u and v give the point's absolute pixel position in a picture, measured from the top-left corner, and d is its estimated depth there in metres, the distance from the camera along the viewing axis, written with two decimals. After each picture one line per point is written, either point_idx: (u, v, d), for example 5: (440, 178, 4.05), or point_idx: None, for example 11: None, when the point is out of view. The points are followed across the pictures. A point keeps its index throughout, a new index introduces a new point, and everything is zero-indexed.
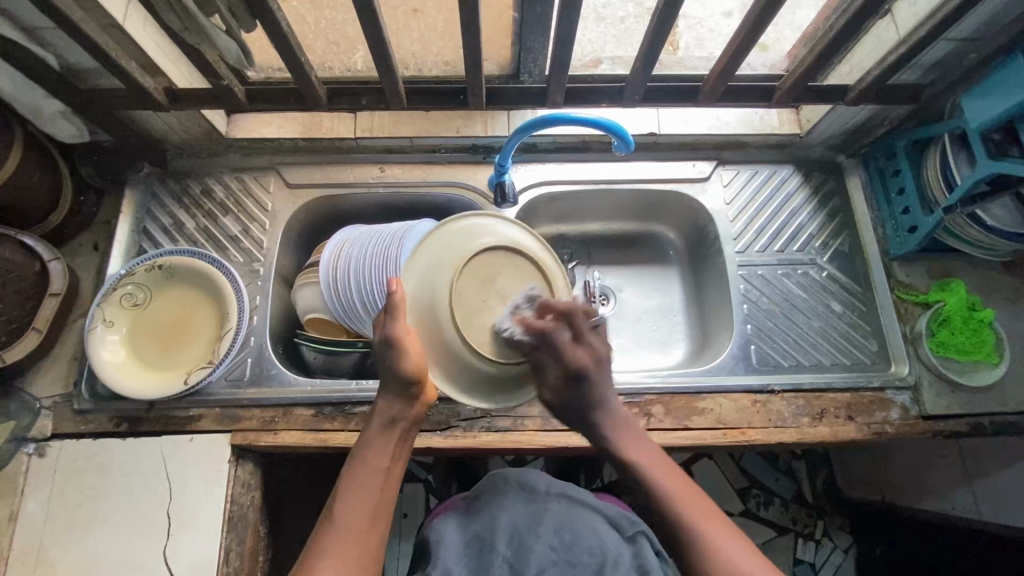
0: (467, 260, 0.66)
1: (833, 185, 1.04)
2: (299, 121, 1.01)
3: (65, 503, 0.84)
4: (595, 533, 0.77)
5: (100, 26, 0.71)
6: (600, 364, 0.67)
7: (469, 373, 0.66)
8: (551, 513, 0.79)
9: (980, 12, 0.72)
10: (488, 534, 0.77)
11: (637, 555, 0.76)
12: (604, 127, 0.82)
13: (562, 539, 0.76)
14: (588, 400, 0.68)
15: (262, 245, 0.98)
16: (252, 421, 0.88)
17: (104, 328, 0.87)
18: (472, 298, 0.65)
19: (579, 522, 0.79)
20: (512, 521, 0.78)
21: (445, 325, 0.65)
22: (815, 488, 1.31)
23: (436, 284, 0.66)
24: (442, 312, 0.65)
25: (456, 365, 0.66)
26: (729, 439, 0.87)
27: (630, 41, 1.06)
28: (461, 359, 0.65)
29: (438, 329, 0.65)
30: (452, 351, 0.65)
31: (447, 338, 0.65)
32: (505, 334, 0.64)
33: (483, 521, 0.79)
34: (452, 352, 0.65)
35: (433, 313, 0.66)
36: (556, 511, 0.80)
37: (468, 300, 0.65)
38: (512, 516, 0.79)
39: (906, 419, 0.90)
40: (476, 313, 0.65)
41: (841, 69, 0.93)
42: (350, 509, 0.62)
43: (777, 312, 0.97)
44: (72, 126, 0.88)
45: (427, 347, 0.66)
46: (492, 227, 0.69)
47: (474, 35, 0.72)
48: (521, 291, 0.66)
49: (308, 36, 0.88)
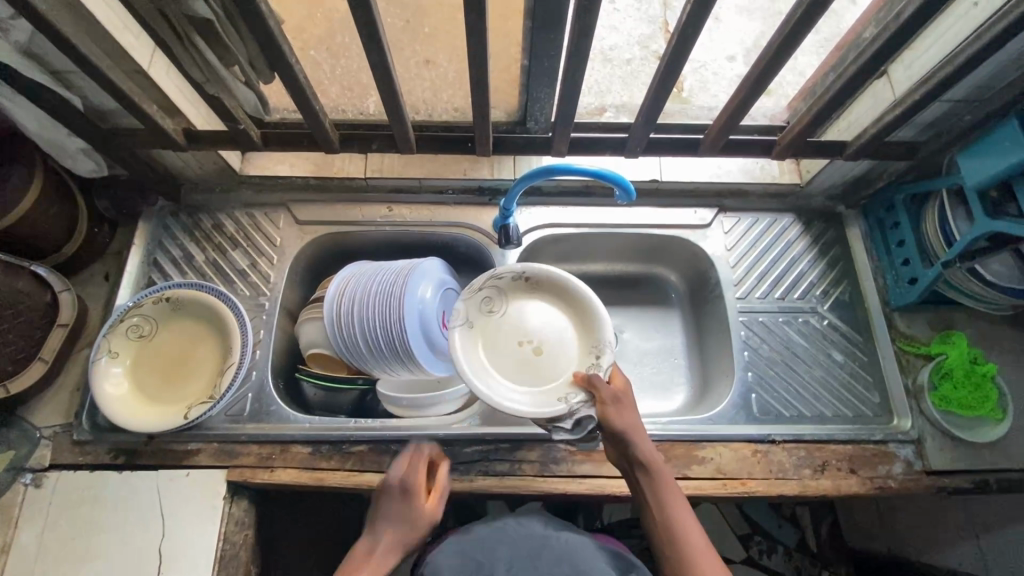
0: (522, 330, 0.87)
1: (834, 233, 1.05)
2: (312, 161, 1.04)
3: (57, 536, 0.83)
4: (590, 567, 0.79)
5: (126, 73, 0.74)
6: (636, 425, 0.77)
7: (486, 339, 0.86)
8: (551, 550, 0.81)
9: (974, 77, 0.74)
10: (487, 561, 0.81)
11: None
12: (607, 179, 0.85)
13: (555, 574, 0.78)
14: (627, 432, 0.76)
15: (269, 279, 1.00)
16: (249, 457, 0.88)
17: (109, 359, 0.88)
18: (539, 335, 0.87)
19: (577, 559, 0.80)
20: (511, 554, 0.82)
21: (560, 312, 0.88)
22: (819, 537, 1.28)
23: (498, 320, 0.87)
24: (609, 335, 0.84)
25: (514, 293, 0.88)
26: (729, 489, 0.86)
27: (635, 81, 1.17)
28: (519, 278, 0.88)
29: (570, 294, 0.87)
30: (537, 286, 0.88)
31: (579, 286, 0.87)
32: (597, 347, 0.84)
33: (484, 551, 0.83)
34: (550, 290, 0.88)
35: (565, 310, 0.88)
36: (555, 549, 0.82)
37: (544, 338, 0.87)
38: (512, 549, 0.82)
39: (910, 473, 0.89)
40: (517, 309, 0.88)
41: (840, 124, 0.95)
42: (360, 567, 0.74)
43: (778, 359, 0.97)
44: (92, 162, 0.90)
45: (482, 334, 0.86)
46: (553, 341, 0.86)
47: (482, 90, 0.75)
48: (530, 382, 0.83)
49: (323, 83, 0.91)
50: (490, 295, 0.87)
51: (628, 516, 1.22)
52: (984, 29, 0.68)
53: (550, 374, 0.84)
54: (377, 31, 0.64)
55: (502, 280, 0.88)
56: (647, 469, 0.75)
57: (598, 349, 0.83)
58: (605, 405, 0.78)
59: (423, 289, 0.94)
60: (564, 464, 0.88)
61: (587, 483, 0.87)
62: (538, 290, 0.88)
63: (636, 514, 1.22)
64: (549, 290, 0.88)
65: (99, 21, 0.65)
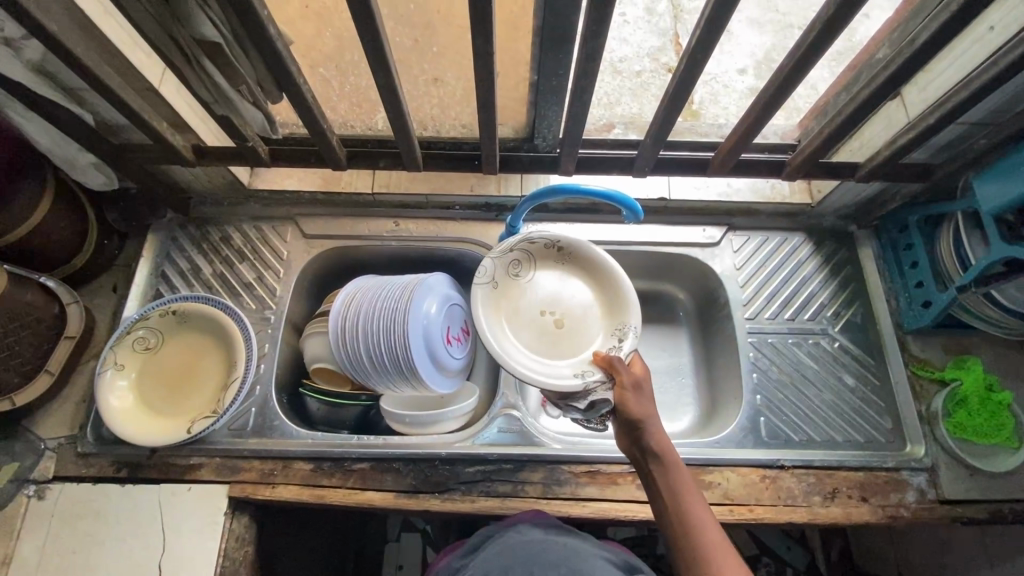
0: (545, 300, 0.84)
1: (845, 253, 1.04)
2: (319, 175, 1.04)
3: (59, 549, 0.83)
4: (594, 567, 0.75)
5: (137, 90, 0.75)
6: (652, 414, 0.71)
7: (511, 301, 0.83)
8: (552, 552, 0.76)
9: (988, 101, 0.73)
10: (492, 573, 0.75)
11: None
12: (612, 199, 0.83)
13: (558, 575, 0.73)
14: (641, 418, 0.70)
15: (275, 293, 1.00)
16: (251, 473, 0.88)
17: (114, 371, 0.88)
18: (564, 310, 0.83)
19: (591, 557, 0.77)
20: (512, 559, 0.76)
21: (587, 289, 0.84)
22: (829, 559, 1.25)
23: (523, 286, 0.84)
24: (634, 317, 0.81)
25: (544, 263, 0.85)
26: (736, 515, 0.85)
27: (645, 93, 1.17)
28: (552, 247, 0.85)
29: (599, 270, 0.84)
30: (569, 257, 0.85)
31: (611, 263, 0.84)
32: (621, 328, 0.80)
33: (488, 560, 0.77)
34: (581, 265, 0.85)
35: (592, 288, 0.84)
36: (556, 552, 0.76)
37: (565, 312, 0.83)
38: (513, 554, 0.76)
39: (923, 502, 0.87)
40: (545, 279, 0.85)
41: (852, 145, 0.94)
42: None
43: (787, 382, 0.95)
44: (103, 176, 0.91)
45: (508, 295, 0.83)
46: (574, 315, 0.83)
47: (489, 110, 0.75)
48: (547, 352, 0.80)
49: (332, 100, 0.91)
50: (519, 260, 0.84)
51: (634, 534, 1.20)
52: (999, 55, 0.67)
53: (568, 348, 0.80)
54: (385, 52, 0.65)
55: (533, 246, 0.85)
56: (661, 462, 0.69)
57: (621, 331, 0.80)
58: (625, 390, 0.73)
59: (429, 305, 0.93)
60: (568, 486, 0.87)
61: (591, 506, 0.86)
62: (568, 263, 0.85)
63: (641, 532, 1.20)
64: (578, 265, 0.85)
65: (111, 42, 0.66)
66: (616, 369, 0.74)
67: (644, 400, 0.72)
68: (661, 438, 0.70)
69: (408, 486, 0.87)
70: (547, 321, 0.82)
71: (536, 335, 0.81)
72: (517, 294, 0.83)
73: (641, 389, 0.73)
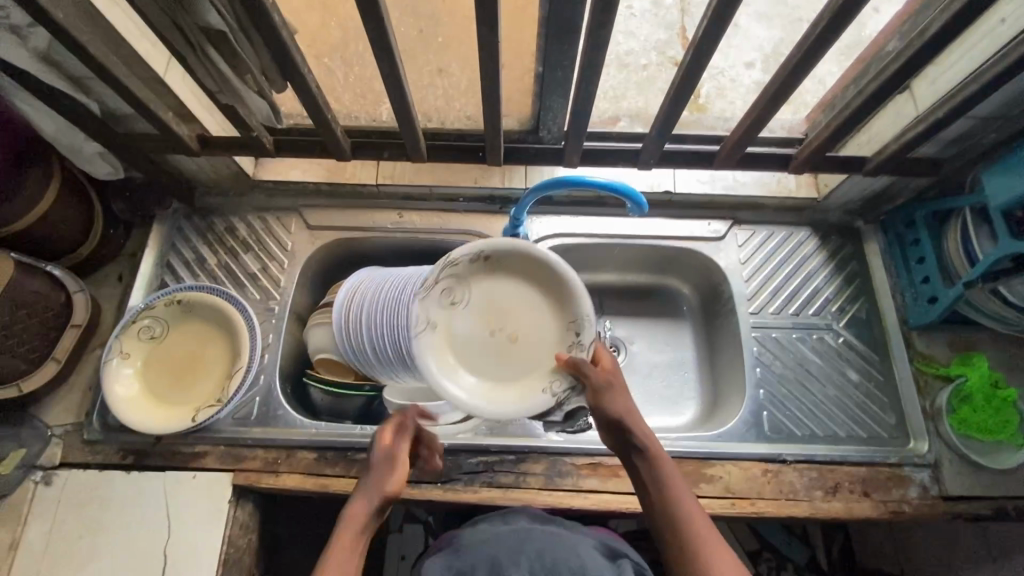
0: (485, 320, 0.76)
1: (851, 249, 1.03)
2: (325, 165, 1.04)
3: (65, 535, 0.84)
4: (581, 553, 0.68)
5: (142, 79, 0.75)
6: (631, 410, 0.71)
7: (453, 340, 0.76)
8: (538, 538, 0.71)
9: (998, 93, 0.72)
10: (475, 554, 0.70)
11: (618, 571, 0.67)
12: (617, 191, 0.83)
13: (541, 558, 0.68)
14: (620, 413, 0.71)
15: (279, 283, 1.00)
16: (255, 461, 0.88)
17: (120, 360, 0.89)
18: (511, 321, 0.77)
19: (567, 546, 0.70)
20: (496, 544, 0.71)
21: (530, 289, 0.77)
22: (830, 555, 1.24)
23: (459, 313, 0.76)
24: (586, 306, 0.75)
25: (476, 276, 0.76)
26: (737, 508, 0.85)
27: (650, 87, 1.16)
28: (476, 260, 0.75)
29: (536, 266, 0.75)
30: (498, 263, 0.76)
31: (544, 255, 0.75)
32: (575, 326, 0.75)
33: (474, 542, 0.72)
34: (514, 265, 0.76)
35: (533, 284, 0.77)
36: (540, 538, 0.71)
37: (513, 322, 0.76)
38: (497, 540, 0.71)
39: (925, 498, 0.87)
40: (485, 294, 0.77)
41: (859, 139, 0.93)
42: (397, 463, 0.67)
43: (791, 376, 0.95)
44: (108, 166, 0.91)
45: (449, 333, 0.76)
46: (523, 326, 0.76)
47: (494, 101, 0.75)
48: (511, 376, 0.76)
49: (337, 90, 0.91)
50: (448, 287, 0.76)
51: (635, 528, 1.20)
52: (1011, 47, 0.66)
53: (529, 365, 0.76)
54: (390, 42, 0.64)
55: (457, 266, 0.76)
56: (645, 453, 0.70)
57: (577, 325, 0.74)
58: (598, 390, 0.72)
59: None
60: (569, 478, 0.87)
61: (593, 498, 0.86)
62: (499, 269, 0.76)
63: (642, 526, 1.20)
64: (512, 269, 0.76)
65: (117, 30, 0.66)
66: (587, 373, 0.72)
67: (623, 396, 0.72)
68: (643, 430, 0.71)
69: (410, 476, 0.87)
70: (499, 341, 0.76)
71: (493, 363, 0.76)
72: (456, 327, 0.76)
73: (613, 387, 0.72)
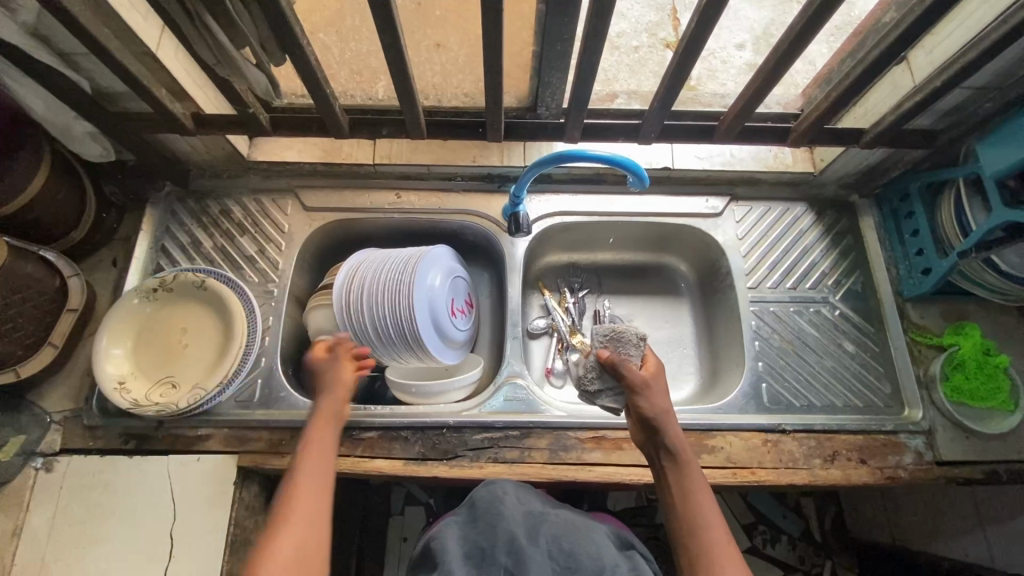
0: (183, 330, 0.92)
1: (847, 223, 1.04)
2: (320, 146, 1.02)
3: (69, 520, 0.83)
4: (598, 544, 0.65)
5: (135, 54, 0.73)
6: (667, 413, 0.72)
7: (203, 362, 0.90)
8: (550, 526, 0.68)
9: (995, 63, 0.73)
10: (490, 545, 0.64)
11: (636, 564, 0.65)
12: (620, 164, 0.83)
13: (562, 549, 0.63)
14: (655, 416, 0.72)
15: (277, 266, 0.99)
16: (259, 443, 0.88)
17: (109, 342, 0.87)
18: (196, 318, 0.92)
19: (585, 535, 0.67)
20: (509, 531, 0.66)
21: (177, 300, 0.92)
22: (824, 526, 1.27)
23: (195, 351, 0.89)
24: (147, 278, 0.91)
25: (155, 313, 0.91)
26: (738, 478, 0.86)
27: (642, 69, 1.15)
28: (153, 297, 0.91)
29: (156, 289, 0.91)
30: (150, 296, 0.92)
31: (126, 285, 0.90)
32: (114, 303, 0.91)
33: (484, 532, 0.67)
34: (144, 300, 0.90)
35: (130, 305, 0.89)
36: (556, 526, 0.67)
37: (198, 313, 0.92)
38: (508, 527, 0.67)
39: (920, 464, 0.89)
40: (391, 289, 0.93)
41: (855, 112, 0.94)
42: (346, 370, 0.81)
43: (789, 349, 0.97)
44: (99, 146, 0.90)
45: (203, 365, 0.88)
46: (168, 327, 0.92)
47: (495, 74, 0.74)
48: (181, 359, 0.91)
49: (332, 67, 0.89)
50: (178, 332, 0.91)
51: (633, 504, 1.21)
52: (1007, 15, 0.67)
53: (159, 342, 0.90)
54: (393, 14, 0.63)
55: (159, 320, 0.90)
56: (679, 462, 0.70)
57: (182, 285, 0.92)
58: (634, 391, 0.74)
59: (433, 276, 0.93)
60: (574, 451, 0.88)
61: (597, 470, 0.87)
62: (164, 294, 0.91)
63: (640, 502, 1.21)
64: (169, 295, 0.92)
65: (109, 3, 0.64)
66: (624, 374, 0.74)
67: (661, 400, 0.73)
68: (677, 438, 0.71)
69: (417, 453, 0.88)
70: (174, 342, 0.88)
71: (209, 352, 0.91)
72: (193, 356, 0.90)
73: (650, 391, 0.74)
